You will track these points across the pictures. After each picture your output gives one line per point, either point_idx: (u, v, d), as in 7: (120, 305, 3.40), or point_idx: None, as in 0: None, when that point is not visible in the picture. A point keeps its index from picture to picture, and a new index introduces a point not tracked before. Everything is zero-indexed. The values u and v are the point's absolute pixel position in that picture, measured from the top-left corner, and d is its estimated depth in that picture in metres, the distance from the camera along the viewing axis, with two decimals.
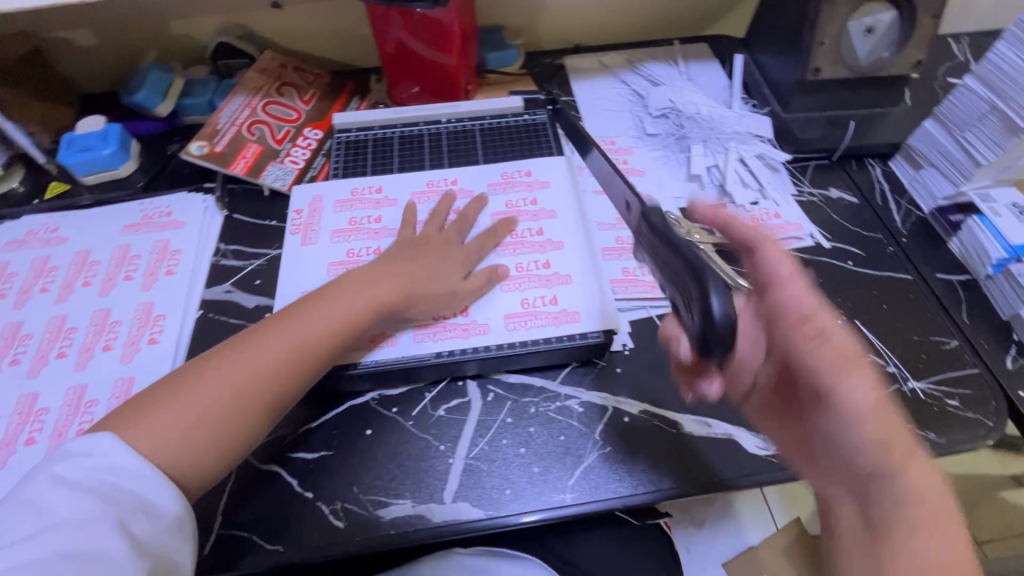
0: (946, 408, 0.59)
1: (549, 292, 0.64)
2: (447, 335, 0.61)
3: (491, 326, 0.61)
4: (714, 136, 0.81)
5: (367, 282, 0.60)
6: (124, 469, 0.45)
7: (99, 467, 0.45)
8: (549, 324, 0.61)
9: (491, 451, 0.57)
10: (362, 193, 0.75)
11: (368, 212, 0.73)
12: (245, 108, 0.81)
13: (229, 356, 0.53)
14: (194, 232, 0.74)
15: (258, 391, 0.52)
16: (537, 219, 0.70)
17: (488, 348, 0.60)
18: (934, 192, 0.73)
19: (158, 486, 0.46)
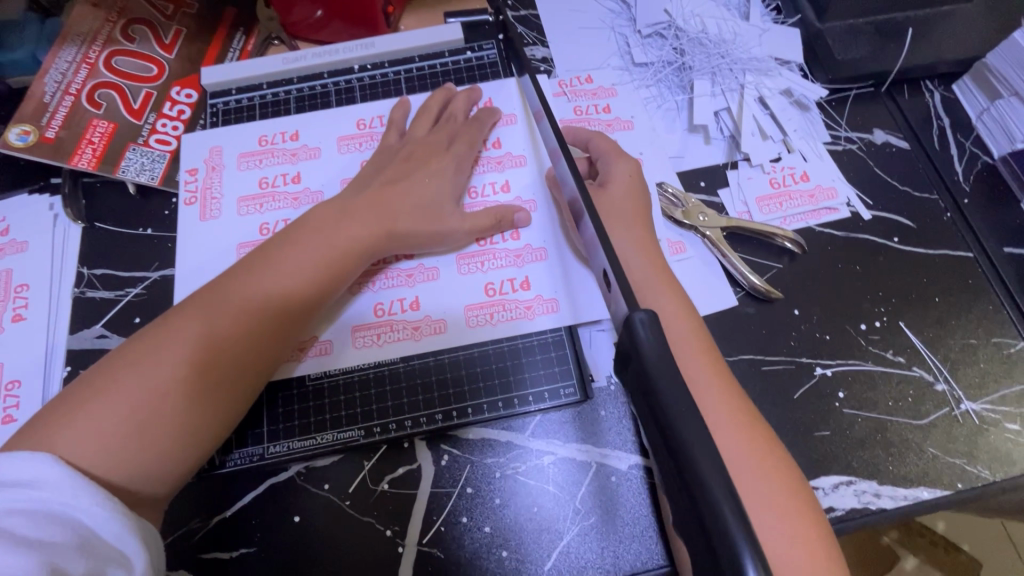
0: (1004, 435, 0.48)
1: (520, 273, 0.52)
2: (395, 336, 0.50)
3: (449, 321, 0.51)
4: (723, 64, 0.60)
5: (330, 227, 0.48)
6: (63, 501, 0.33)
7: (27, 500, 0.33)
8: (520, 317, 0.51)
9: (448, 535, 0.46)
10: (276, 146, 0.57)
11: (284, 169, 0.56)
12: (82, 65, 0.59)
13: (185, 321, 0.42)
14: (43, 256, 0.56)
15: (234, 367, 0.43)
16: (501, 170, 0.56)
17: (447, 351, 0.50)
18: (1012, 133, 0.56)
19: (109, 519, 0.34)
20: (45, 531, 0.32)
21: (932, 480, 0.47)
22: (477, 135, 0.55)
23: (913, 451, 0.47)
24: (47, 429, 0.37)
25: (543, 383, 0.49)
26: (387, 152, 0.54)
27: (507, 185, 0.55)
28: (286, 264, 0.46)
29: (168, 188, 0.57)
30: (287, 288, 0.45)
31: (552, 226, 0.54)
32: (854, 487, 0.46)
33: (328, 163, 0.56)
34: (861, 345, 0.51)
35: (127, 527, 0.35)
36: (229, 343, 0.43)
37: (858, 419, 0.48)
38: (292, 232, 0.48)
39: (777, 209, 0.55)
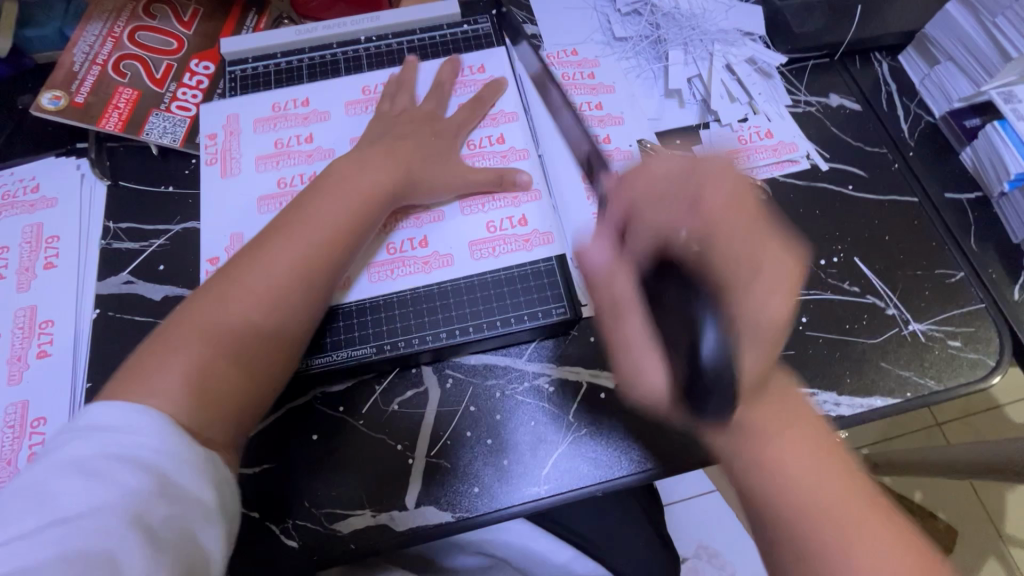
0: (947, 350, 0.54)
1: (516, 212, 0.58)
2: (407, 270, 0.55)
3: (455, 255, 0.56)
4: (695, 37, 0.67)
5: (349, 179, 0.53)
6: (150, 447, 0.37)
7: (117, 445, 0.37)
8: (519, 248, 0.56)
9: (453, 447, 0.51)
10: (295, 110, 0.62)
11: (300, 131, 0.61)
12: (108, 39, 0.64)
13: (240, 280, 0.47)
14: (71, 212, 0.60)
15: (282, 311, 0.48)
16: (495, 125, 0.62)
17: (455, 281, 0.55)
18: (949, 93, 0.63)
19: (184, 465, 0.38)
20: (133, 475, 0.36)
21: (884, 390, 0.52)
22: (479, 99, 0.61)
23: (867, 366, 0.53)
24: (131, 376, 0.42)
25: (539, 305, 0.54)
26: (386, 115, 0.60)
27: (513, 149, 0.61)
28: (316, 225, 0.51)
29: (190, 149, 0.62)
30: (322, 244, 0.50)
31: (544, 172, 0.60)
32: (816, 398, 0.52)
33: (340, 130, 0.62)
34: (821, 278, 0.57)
35: (200, 477, 0.38)
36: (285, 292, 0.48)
37: (819, 339, 0.54)
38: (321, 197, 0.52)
39: (744, 162, 0.62)
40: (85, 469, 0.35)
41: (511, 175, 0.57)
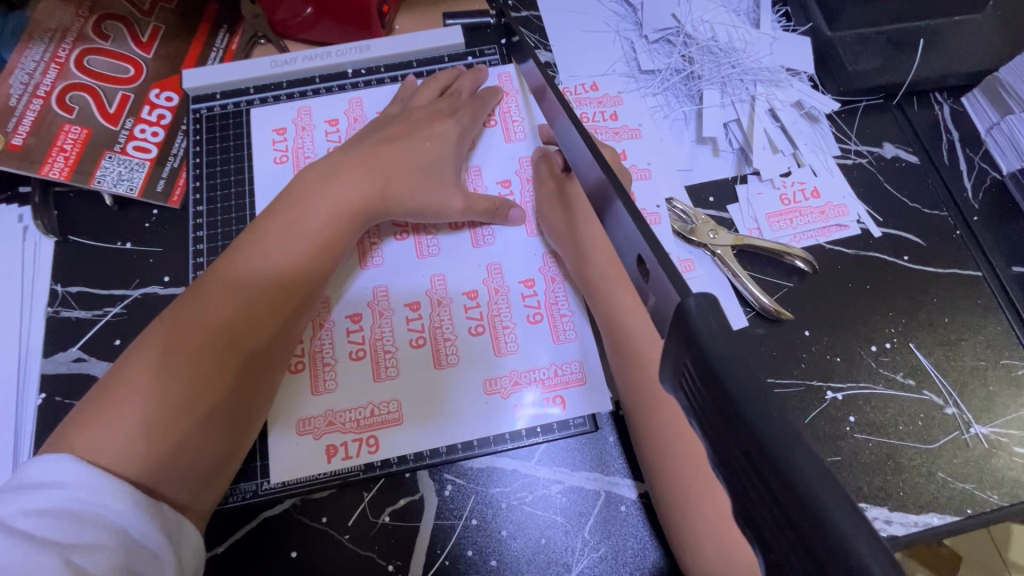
0: (1012, 458, 0.48)
1: (531, 280, 0.51)
2: (408, 354, 0.48)
3: (460, 343, 0.49)
4: (734, 73, 0.58)
5: (317, 207, 0.47)
6: (88, 496, 0.33)
7: (52, 498, 0.33)
8: (542, 334, 0.50)
9: (451, 568, 0.44)
10: (284, 130, 0.56)
11: (283, 155, 0.55)
12: (51, 65, 0.54)
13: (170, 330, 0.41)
14: (12, 271, 0.52)
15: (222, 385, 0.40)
16: (504, 164, 0.56)
17: (468, 372, 0.48)
18: (1022, 149, 0.55)
19: (135, 508, 0.34)
20: (75, 529, 0.32)
21: (943, 506, 0.46)
22: (483, 111, 0.55)
23: (923, 475, 0.47)
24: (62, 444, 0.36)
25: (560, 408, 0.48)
26: (365, 142, 0.51)
27: (531, 175, 0.55)
28: (202, 312, 0.42)
29: (150, 199, 0.54)
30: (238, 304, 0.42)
31: None
32: (864, 513, 0.46)
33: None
34: (871, 367, 0.50)
35: (151, 521, 0.34)
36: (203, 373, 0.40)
37: (869, 443, 0.48)
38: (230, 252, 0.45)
39: (787, 226, 0.54)
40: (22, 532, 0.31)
41: (506, 206, 0.52)
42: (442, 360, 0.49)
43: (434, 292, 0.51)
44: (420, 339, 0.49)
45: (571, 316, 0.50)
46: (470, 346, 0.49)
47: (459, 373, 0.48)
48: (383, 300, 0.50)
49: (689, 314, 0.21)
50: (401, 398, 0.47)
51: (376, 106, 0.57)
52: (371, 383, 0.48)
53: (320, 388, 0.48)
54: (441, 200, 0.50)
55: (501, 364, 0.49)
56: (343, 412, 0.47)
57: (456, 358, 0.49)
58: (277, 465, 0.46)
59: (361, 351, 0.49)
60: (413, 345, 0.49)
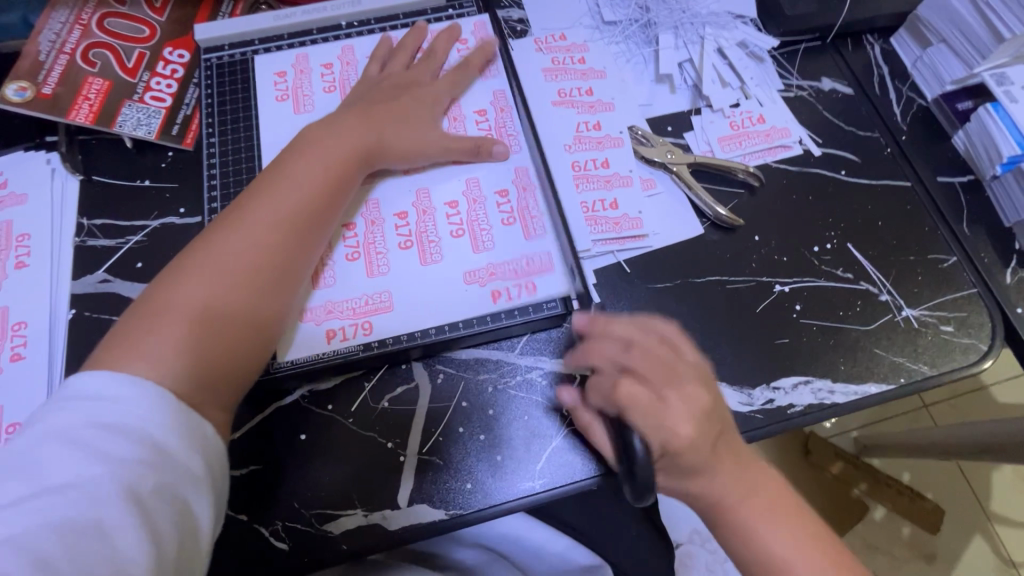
0: (940, 334, 0.54)
1: (508, 189, 0.57)
2: (399, 254, 0.54)
3: (443, 246, 0.55)
4: (685, 19, 0.66)
5: (329, 148, 0.52)
6: (138, 416, 0.38)
7: (111, 415, 0.37)
8: (516, 233, 0.55)
9: (445, 443, 0.50)
10: (287, 76, 0.62)
11: (289, 96, 0.61)
12: (76, 27, 0.61)
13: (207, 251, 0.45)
14: (43, 208, 0.58)
15: (233, 305, 0.44)
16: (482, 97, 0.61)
17: (451, 270, 0.54)
18: (942, 76, 0.62)
19: (170, 428, 0.38)
20: (115, 445, 0.36)
21: (879, 377, 0.52)
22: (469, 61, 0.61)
23: (862, 352, 0.53)
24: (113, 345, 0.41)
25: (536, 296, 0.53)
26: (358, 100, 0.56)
27: (504, 105, 0.61)
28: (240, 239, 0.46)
29: (166, 141, 0.60)
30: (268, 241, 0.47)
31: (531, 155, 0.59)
32: (810, 385, 0.52)
33: (324, 97, 0.61)
34: (814, 265, 0.56)
35: (187, 438, 0.39)
36: (219, 295, 0.44)
37: (813, 327, 0.54)
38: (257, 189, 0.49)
39: (736, 148, 0.61)
40: (72, 440, 0.36)
41: (489, 143, 0.57)
42: (430, 258, 0.54)
43: (419, 202, 0.56)
44: (408, 242, 0.55)
45: (540, 217, 0.56)
46: (452, 247, 0.55)
47: (445, 268, 0.54)
48: (375, 211, 0.56)
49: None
50: (392, 290, 0.53)
51: (365, 51, 0.63)
52: (365, 278, 0.53)
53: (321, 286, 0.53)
54: (425, 135, 0.56)
55: (478, 259, 0.54)
56: (341, 301, 0.52)
57: (439, 256, 0.54)
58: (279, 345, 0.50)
59: (355, 254, 0.54)
60: (396, 250, 0.54)
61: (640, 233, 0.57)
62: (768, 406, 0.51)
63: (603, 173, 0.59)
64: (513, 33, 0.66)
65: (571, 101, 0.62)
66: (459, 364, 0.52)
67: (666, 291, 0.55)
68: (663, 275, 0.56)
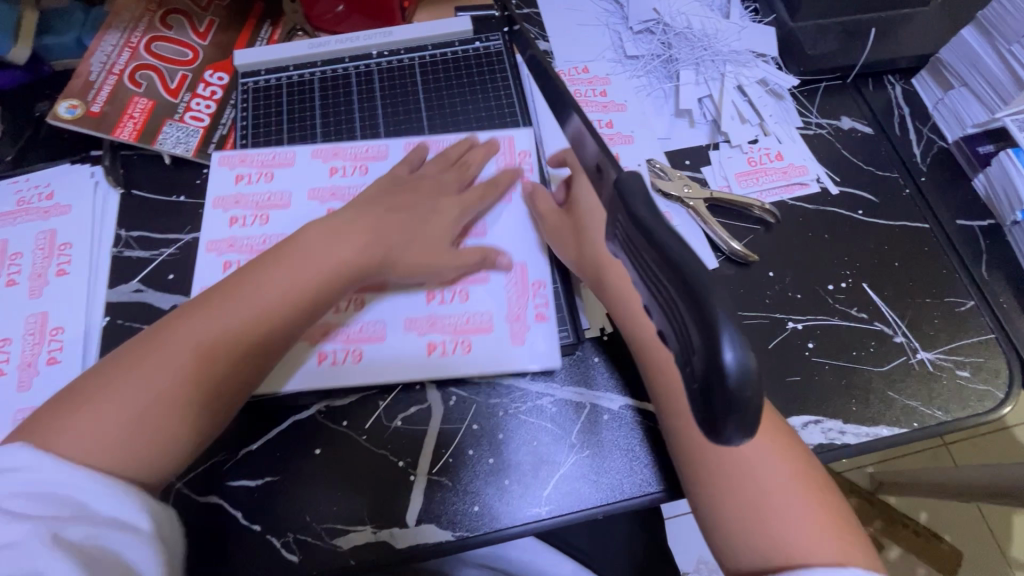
0: (955, 379, 0.53)
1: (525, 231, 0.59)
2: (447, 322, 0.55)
3: (494, 309, 0.55)
4: (706, 56, 0.67)
5: (312, 251, 0.50)
6: (56, 478, 0.38)
7: (24, 482, 0.37)
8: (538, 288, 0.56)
9: (454, 464, 0.51)
10: (235, 235, 0.59)
11: (264, 231, 0.59)
12: (125, 49, 0.65)
13: (183, 328, 0.45)
14: (85, 219, 0.61)
15: (198, 401, 0.44)
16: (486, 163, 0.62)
17: (500, 323, 0.55)
18: (963, 118, 0.62)
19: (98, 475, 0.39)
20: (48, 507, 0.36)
21: (891, 420, 0.52)
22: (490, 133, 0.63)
23: (874, 393, 0.53)
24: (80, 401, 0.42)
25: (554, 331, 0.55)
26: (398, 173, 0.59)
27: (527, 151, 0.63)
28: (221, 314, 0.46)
29: (202, 159, 0.63)
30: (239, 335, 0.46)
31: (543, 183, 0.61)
32: (820, 425, 0.52)
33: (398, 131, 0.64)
34: (828, 303, 0.56)
35: (120, 489, 0.39)
36: (175, 375, 0.44)
37: (825, 366, 0.54)
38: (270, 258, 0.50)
39: (754, 184, 0.62)
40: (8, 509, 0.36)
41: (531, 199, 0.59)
42: (458, 296, 0.56)
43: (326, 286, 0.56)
44: (446, 305, 0.56)
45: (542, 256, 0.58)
46: (480, 303, 0.56)
47: (487, 339, 0.54)
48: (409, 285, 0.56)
49: (624, 185, 0.28)
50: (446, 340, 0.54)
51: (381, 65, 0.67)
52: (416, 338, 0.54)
53: (371, 336, 0.54)
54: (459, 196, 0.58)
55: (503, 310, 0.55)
56: (392, 350, 0.54)
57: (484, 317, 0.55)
58: (371, 377, 0.53)
59: (360, 299, 0.55)
60: (368, 345, 0.54)
61: None
62: None
63: None
64: None
65: None
66: (552, 346, 0.53)
67: None
68: None
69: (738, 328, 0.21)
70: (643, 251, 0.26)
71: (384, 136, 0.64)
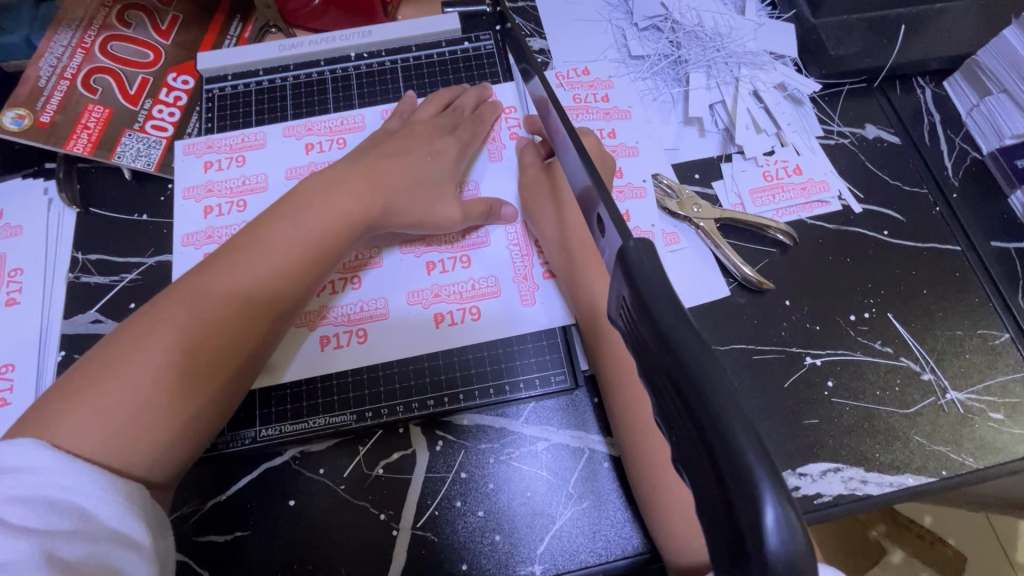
0: (987, 422, 0.49)
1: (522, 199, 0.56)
2: (447, 294, 0.52)
3: (498, 279, 0.53)
4: (718, 57, 0.61)
5: (314, 206, 0.47)
6: (67, 483, 0.33)
7: (26, 487, 0.32)
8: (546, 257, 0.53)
9: (440, 518, 0.46)
10: (214, 225, 0.54)
11: (242, 217, 0.54)
12: (79, 50, 0.59)
13: (174, 310, 0.41)
14: (38, 241, 0.56)
15: (204, 386, 0.40)
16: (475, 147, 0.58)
17: (506, 291, 0.52)
18: (1001, 128, 0.57)
19: (112, 484, 0.34)
20: (48, 517, 0.31)
21: (917, 468, 0.48)
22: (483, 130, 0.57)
23: (899, 438, 0.48)
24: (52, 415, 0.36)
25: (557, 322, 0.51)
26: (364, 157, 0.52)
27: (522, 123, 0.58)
28: (214, 296, 0.42)
29: (164, 174, 0.57)
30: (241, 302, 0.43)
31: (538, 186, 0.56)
32: (841, 473, 0.47)
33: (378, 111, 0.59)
34: (849, 336, 0.52)
35: (131, 505, 0.34)
36: (142, 364, 0.38)
37: (846, 407, 0.49)
38: (251, 229, 0.46)
39: (769, 201, 0.56)
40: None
41: (499, 205, 0.54)
42: (459, 262, 0.53)
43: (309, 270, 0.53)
44: (446, 273, 0.53)
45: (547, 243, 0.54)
46: (487, 271, 0.53)
47: (496, 304, 0.52)
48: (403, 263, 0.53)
49: (628, 256, 0.24)
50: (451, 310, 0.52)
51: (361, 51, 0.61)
52: (415, 309, 0.52)
53: (373, 314, 0.52)
54: (446, 221, 0.52)
55: (510, 281, 0.53)
56: (390, 334, 0.51)
57: (490, 286, 0.53)
58: (377, 359, 0.50)
59: (356, 276, 0.53)
60: (370, 325, 0.51)
61: None
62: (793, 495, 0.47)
63: None
64: None
65: None
66: (565, 301, 0.52)
67: None
68: None
69: (778, 483, 0.18)
70: (658, 354, 0.22)
71: (359, 105, 0.59)
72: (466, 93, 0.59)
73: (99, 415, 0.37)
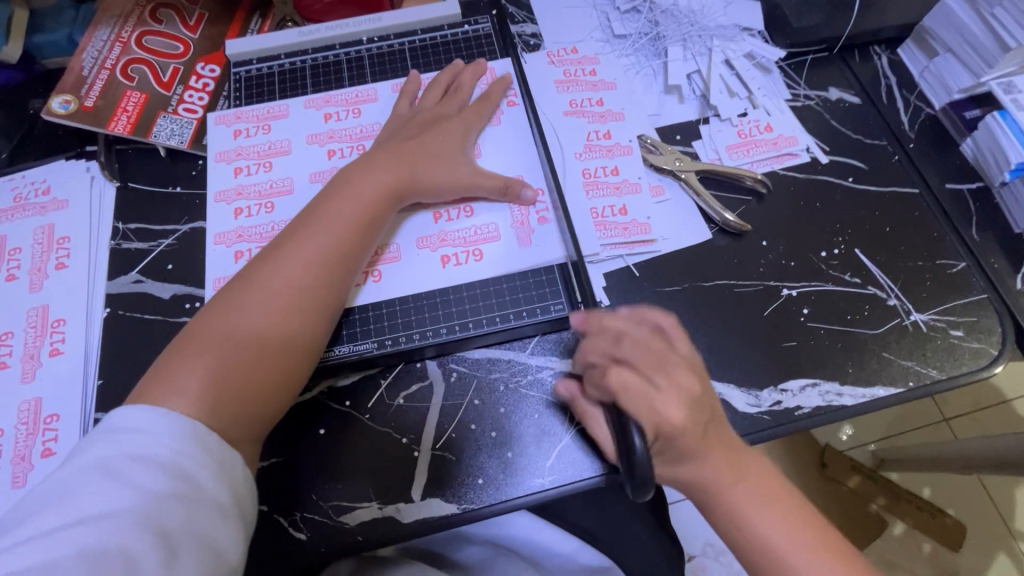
0: (948, 339, 0.54)
1: (521, 157, 0.61)
2: (452, 241, 0.57)
3: (499, 228, 0.58)
4: (693, 32, 0.68)
5: (353, 181, 0.54)
6: (175, 449, 0.40)
7: (141, 445, 0.39)
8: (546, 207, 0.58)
9: (458, 438, 0.51)
10: (242, 184, 0.60)
11: (269, 179, 0.60)
12: (115, 44, 0.65)
13: (256, 282, 0.49)
14: (81, 213, 0.61)
15: (281, 347, 0.48)
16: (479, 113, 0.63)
17: (506, 234, 0.58)
18: (948, 84, 0.63)
19: (205, 465, 0.41)
20: (154, 475, 0.38)
21: (886, 380, 0.53)
22: (483, 101, 0.63)
23: (870, 355, 0.54)
24: (163, 373, 0.45)
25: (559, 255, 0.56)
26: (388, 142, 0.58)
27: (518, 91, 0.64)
28: (285, 268, 0.49)
29: (196, 150, 0.63)
30: (308, 272, 0.49)
31: (534, 146, 0.62)
32: (818, 388, 0.52)
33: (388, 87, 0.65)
34: (821, 269, 0.57)
35: (219, 477, 0.41)
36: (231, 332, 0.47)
37: (820, 330, 0.54)
38: (312, 208, 0.53)
39: (744, 156, 0.62)
40: (112, 470, 0.38)
41: (518, 185, 0.57)
42: (463, 213, 0.59)
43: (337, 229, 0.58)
44: (451, 223, 0.58)
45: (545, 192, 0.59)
46: (489, 220, 0.58)
47: (497, 247, 0.57)
48: (413, 216, 0.58)
49: None
50: (457, 253, 0.57)
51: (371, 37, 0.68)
52: (425, 252, 0.57)
53: (386, 258, 0.57)
54: (453, 180, 0.57)
55: (510, 228, 0.58)
56: (403, 276, 0.56)
57: (493, 232, 0.58)
58: (390, 295, 0.55)
59: None
60: (386, 267, 0.56)
61: (649, 238, 0.58)
62: (775, 407, 0.52)
63: (612, 180, 0.60)
64: (526, 47, 0.68)
65: (582, 111, 0.64)
66: (557, 240, 0.57)
67: (675, 294, 0.56)
68: (673, 278, 0.57)
69: None
70: None
71: (371, 82, 0.66)
72: (464, 71, 0.64)
73: (205, 364, 0.45)
